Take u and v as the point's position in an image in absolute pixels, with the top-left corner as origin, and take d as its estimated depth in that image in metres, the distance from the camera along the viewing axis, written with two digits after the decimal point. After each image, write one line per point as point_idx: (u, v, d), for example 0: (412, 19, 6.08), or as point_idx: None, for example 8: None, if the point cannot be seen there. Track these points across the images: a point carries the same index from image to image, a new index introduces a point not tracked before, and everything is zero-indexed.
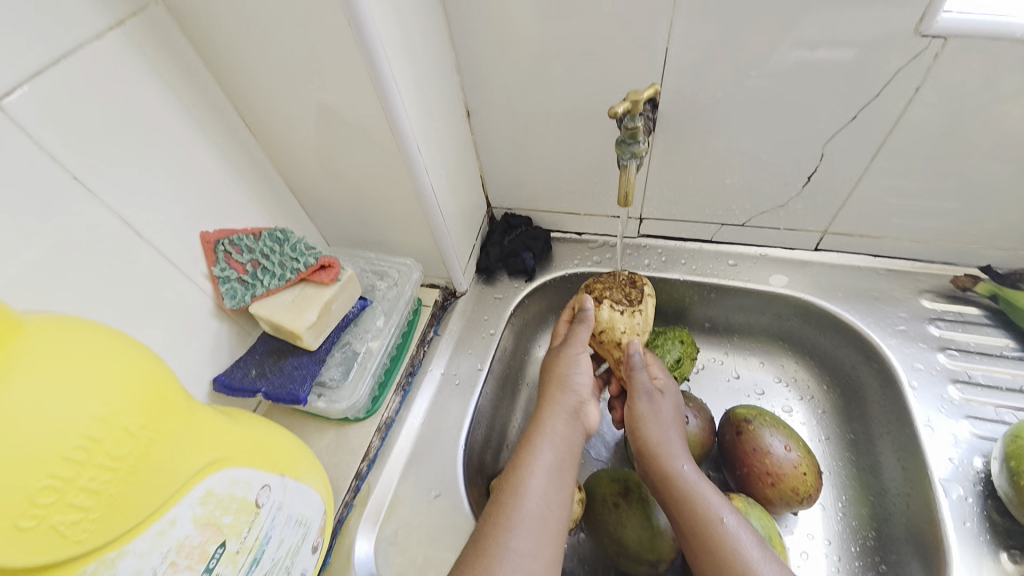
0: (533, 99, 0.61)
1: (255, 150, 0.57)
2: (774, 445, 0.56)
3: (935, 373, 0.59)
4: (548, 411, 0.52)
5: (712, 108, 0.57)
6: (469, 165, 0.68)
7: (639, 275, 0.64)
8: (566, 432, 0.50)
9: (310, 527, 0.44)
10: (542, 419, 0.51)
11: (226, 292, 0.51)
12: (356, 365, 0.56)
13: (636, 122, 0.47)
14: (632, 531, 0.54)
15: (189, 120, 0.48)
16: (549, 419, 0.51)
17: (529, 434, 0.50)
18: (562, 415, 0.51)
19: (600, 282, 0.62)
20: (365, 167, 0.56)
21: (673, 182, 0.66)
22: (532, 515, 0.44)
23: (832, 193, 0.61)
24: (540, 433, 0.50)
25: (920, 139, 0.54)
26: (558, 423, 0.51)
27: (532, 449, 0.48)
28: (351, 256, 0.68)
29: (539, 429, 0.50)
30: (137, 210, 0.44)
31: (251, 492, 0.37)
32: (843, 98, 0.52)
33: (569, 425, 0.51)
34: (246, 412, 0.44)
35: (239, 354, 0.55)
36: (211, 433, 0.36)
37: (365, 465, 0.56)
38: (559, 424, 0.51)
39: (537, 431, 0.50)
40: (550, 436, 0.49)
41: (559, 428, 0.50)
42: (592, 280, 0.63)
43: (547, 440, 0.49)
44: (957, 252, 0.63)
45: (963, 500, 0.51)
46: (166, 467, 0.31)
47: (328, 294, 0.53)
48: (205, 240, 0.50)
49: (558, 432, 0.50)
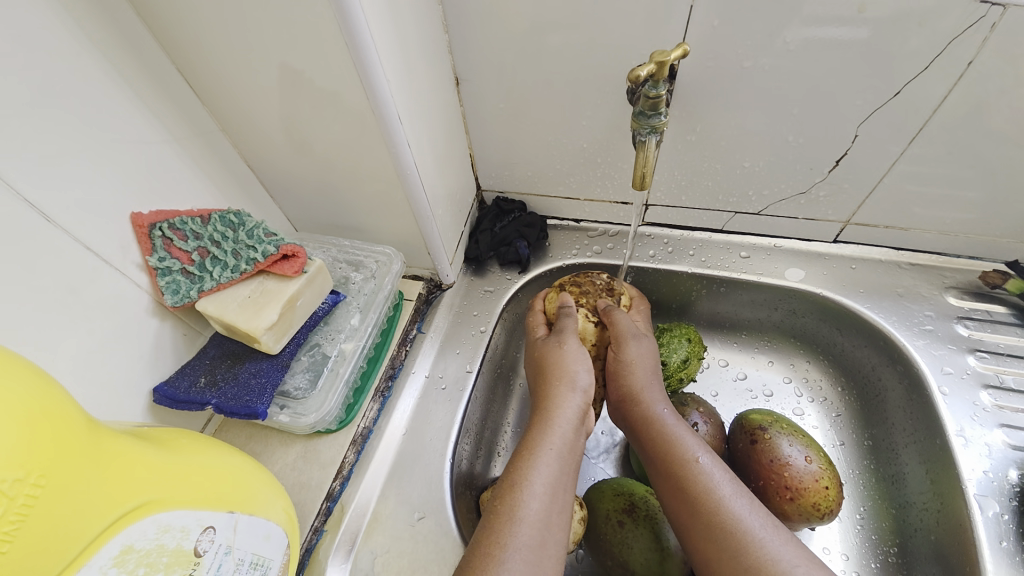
0: (531, 65, 0.52)
1: (202, 117, 0.47)
2: (792, 456, 0.51)
3: (966, 377, 0.55)
4: (552, 413, 0.45)
5: (736, 81, 0.49)
6: (457, 141, 0.60)
7: (618, 285, 0.60)
8: (569, 437, 0.44)
9: (270, 568, 0.36)
10: (544, 423, 0.45)
11: (166, 287, 0.43)
12: (326, 371, 0.48)
13: (659, 89, 0.41)
14: (639, 553, 0.48)
15: (113, 77, 0.39)
16: (552, 425, 0.44)
17: (528, 441, 0.43)
18: (567, 420, 0.45)
19: (579, 283, 0.58)
20: (336, 140, 0.48)
21: (686, 164, 0.59)
22: (531, 544, 0.37)
23: (861, 180, 0.55)
24: (541, 441, 0.43)
25: (967, 121, 0.48)
26: (564, 429, 0.44)
27: (531, 460, 0.42)
28: (321, 244, 0.59)
29: (541, 436, 0.43)
30: (39, 186, 0.35)
31: (189, 540, 0.30)
32: (887, 71, 0.46)
33: (573, 431, 0.45)
34: (185, 435, 0.36)
35: (185, 359, 0.48)
36: (127, 473, 0.28)
37: (338, 483, 0.50)
38: (564, 430, 0.44)
39: (537, 438, 0.43)
40: (552, 444, 0.43)
41: (561, 432, 0.44)
42: (569, 279, 0.60)
43: (549, 449, 0.42)
44: (986, 246, 0.59)
45: (998, 519, 0.48)
46: (66, 524, 0.24)
47: (292, 290, 0.45)
48: (137, 222, 0.42)
49: (564, 440, 0.44)
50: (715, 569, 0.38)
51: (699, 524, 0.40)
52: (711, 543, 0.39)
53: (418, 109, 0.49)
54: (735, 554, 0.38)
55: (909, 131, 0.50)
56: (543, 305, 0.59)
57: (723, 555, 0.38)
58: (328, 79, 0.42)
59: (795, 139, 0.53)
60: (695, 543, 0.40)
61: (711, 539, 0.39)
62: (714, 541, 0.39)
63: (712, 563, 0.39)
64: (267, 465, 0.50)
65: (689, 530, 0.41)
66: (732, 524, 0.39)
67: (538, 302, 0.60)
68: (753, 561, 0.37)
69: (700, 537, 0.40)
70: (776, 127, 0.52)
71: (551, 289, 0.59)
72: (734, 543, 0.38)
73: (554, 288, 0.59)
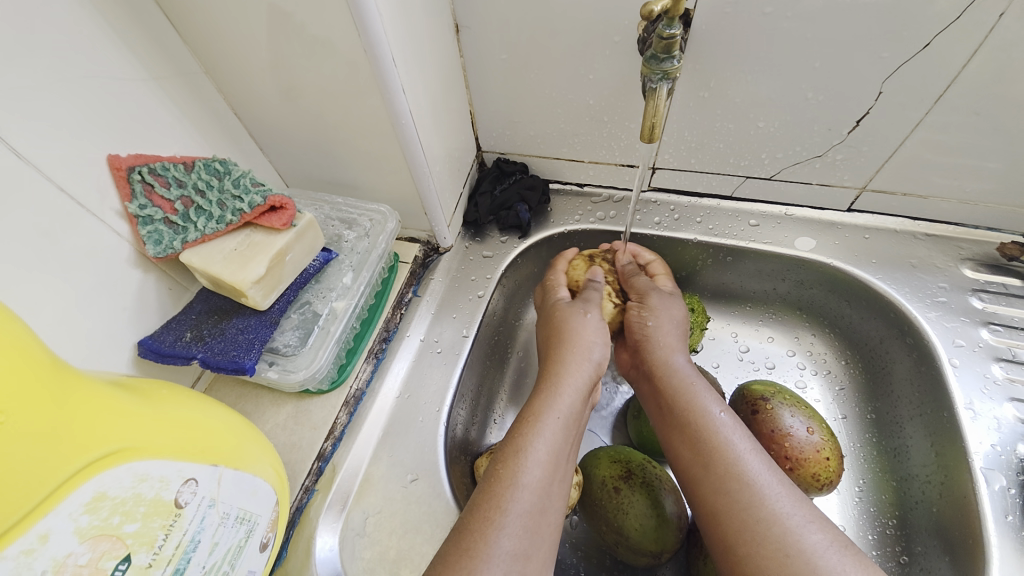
0: (536, 11, 0.49)
1: (183, 57, 0.44)
2: (794, 427, 0.50)
3: (977, 350, 0.53)
4: (559, 380, 0.44)
5: (755, 32, 0.46)
6: (456, 95, 0.56)
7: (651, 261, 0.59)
8: (575, 405, 0.43)
9: (258, 523, 0.36)
10: (551, 390, 0.43)
11: (148, 237, 0.41)
12: (317, 329, 0.47)
13: (674, 29, 0.38)
14: (635, 519, 0.47)
15: (84, 5, 0.36)
16: (559, 392, 0.43)
17: (531, 409, 0.42)
18: (575, 389, 0.44)
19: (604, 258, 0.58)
20: (327, 87, 0.45)
21: (697, 124, 0.55)
22: (530, 511, 0.36)
23: (882, 143, 0.52)
24: (547, 407, 0.42)
25: (1001, 82, 0.44)
26: (570, 398, 0.43)
27: (535, 427, 0.40)
28: (313, 201, 0.57)
29: (546, 403, 0.42)
30: (1, 115, 0.32)
31: (169, 490, 0.29)
32: (921, 23, 0.42)
33: (579, 400, 0.43)
34: (168, 386, 0.35)
35: (172, 314, 0.46)
36: (101, 418, 0.28)
37: (329, 444, 0.49)
38: (571, 396, 0.43)
39: (542, 405, 0.42)
40: (558, 411, 0.41)
41: (567, 399, 0.43)
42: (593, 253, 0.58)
43: (554, 417, 0.41)
44: (1006, 216, 0.56)
45: (1005, 493, 0.47)
46: (26, 470, 0.23)
47: (280, 243, 0.43)
48: (115, 165, 0.39)
49: (570, 408, 0.42)
50: (723, 521, 0.38)
51: (714, 479, 0.40)
52: (723, 496, 0.39)
53: (416, 53, 0.45)
54: (750, 506, 0.38)
55: (933, 93, 0.47)
56: (566, 268, 0.57)
57: (736, 509, 0.38)
58: (316, 16, 0.39)
59: (816, 96, 0.50)
60: (705, 497, 0.40)
61: (725, 491, 0.39)
62: (728, 494, 0.39)
63: (723, 516, 0.38)
64: (258, 423, 0.50)
65: (701, 481, 0.41)
66: (746, 479, 0.39)
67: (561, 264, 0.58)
68: (766, 516, 0.37)
69: (711, 489, 0.40)
70: (795, 82, 0.49)
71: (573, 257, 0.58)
72: (748, 497, 0.38)
73: (582, 257, 0.57)
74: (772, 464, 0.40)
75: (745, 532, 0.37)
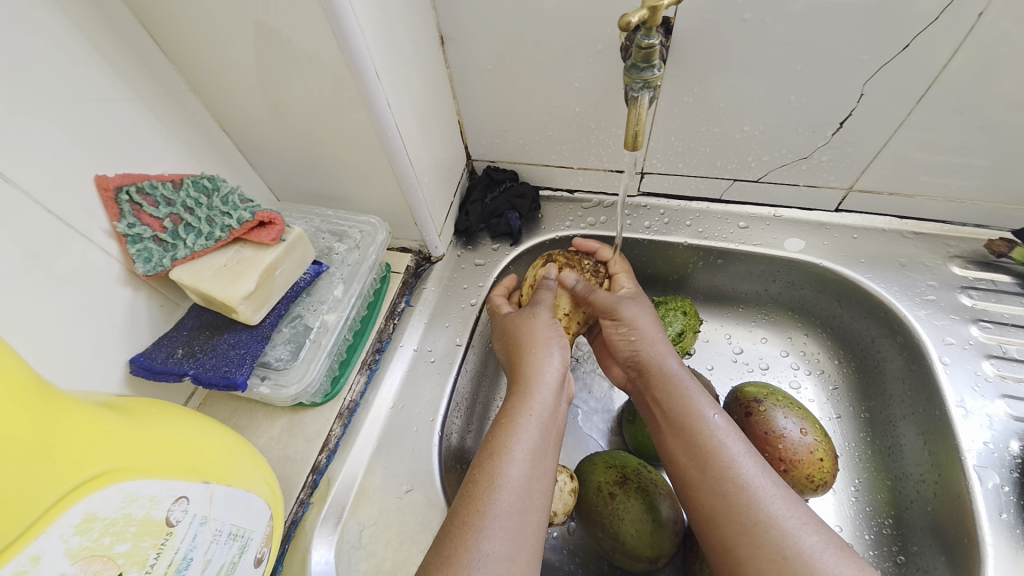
0: (520, 22, 0.49)
1: (170, 76, 0.45)
2: (787, 428, 0.50)
3: (968, 348, 0.54)
4: (532, 380, 0.44)
5: (736, 39, 0.46)
6: (443, 105, 0.57)
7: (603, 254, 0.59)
8: (549, 404, 0.43)
9: (251, 539, 0.36)
10: (524, 390, 0.44)
11: (137, 255, 0.41)
12: (309, 343, 0.47)
13: (652, 38, 0.39)
14: (630, 524, 0.47)
15: (70, 28, 0.36)
16: (532, 391, 0.43)
17: (507, 411, 0.42)
18: (546, 388, 0.44)
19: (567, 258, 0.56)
20: (313, 102, 0.45)
21: (683, 129, 0.56)
22: (512, 511, 0.36)
23: (866, 144, 0.53)
24: (521, 408, 0.42)
25: (979, 82, 0.45)
26: (543, 397, 0.43)
27: (511, 429, 0.40)
28: (303, 214, 0.57)
29: (521, 404, 0.42)
30: None
31: (159, 509, 0.29)
32: (897, 26, 0.43)
33: (551, 398, 0.44)
34: (158, 405, 0.35)
35: (163, 331, 0.46)
36: (90, 439, 0.28)
37: (323, 456, 0.49)
38: (545, 395, 0.43)
39: (516, 406, 0.42)
40: (535, 412, 0.42)
41: (540, 400, 0.43)
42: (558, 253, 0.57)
43: (529, 417, 0.41)
44: (992, 213, 0.56)
45: (998, 490, 0.47)
46: (16, 492, 0.24)
47: (269, 258, 0.43)
48: (103, 185, 0.40)
49: (545, 407, 0.43)
50: (721, 525, 0.39)
51: (710, 482, 0.40)
52: (721, 499, 0.39)
53: (401, 66, 0.46)
54: (747, 508, 0.38)
55: (914, 93, 0.47)
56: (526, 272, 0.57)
57: (734, 511, 0.38)
58: (301, 34, 0.39)
59: (799, 99, 0.50)
60: (702, 501, 0.40)
61: (722, 493, 0.39)
62: (725, 497, 0.39)
63: (722, 519, 0.39)
64: (252, 438, 0.50)
65: (696, 485, 0.41)
66: (741, 481, 0.39)
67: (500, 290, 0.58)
68: (764, 519, 0.37)
69: (708, 493, 0.40)
70: (778, 86, 0.49)
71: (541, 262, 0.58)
72: (746, 499, 0.38)
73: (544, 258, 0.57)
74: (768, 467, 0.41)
75: (744, 534, 0.37)
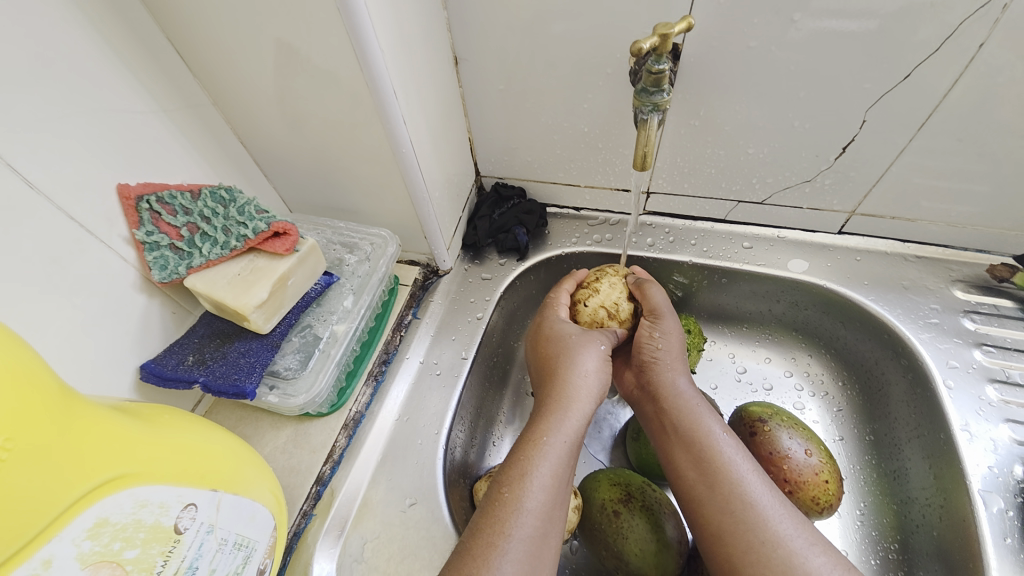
0: (533, 46, 0.51)
1: (193, 89, 0.46)
2: (792, 448, 0.50)
3: (972, 371, 0.54)
4: (565, 403, 0.43)
5: (739, 66, 0.48)
6: (456, 123, 0.58)
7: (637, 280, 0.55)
8: (580, 427, 0.43)
9: (255, 549, 0.36)
10: (556, 411, 0.43)
11: (154, 262, 0.42)
12: (317, 352, 0.47)
13: (662, 64, 0.40)
14: (634, 543, 0.47)
15: (99, 44, 0.38)
16: (566, 414, 0.43)
17: (535, 431, 0.42)
18: (581, 413, 0.43)
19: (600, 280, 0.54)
20: (330, 117, 0.47)
21: (689, 151, 0.57)
22: (533, 535, 0.36)
23: (867, 169, 0.54)
24: (553, 429, 0.42)
25: (975, 113, 0.46)
26: (575, 421, 0.43)
27: (540, 451, 0.40)
28: (315, 226, 0.58)
29: (552, 425, 0.42)
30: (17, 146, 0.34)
31: (168, 515, 0.30)
32: (895, 58, 0.44)
33: (584, 422, 0.43)
34: (169, 411, 0.36)
35: (175, 337, 0.47)
36: (104, 442, 0.28)
37: (327, 468, 0.49)
38: (577, 420, 0.43)
39: (547, 426, 0.42)
40: (563, 435, 0.41)
41: (572, 422, 0.42)
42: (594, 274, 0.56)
43: (560, 440, 0.41)
44: (993, 239, 0.57)
45: (1003, 515, 0.47)
46: (33, 495, 0.24)
47: (283, 268, 0.44)
48: (124, 194, 0.41)
49: (575, 431, 0.42)
50: (729, 541, 0.38)
51: (718, 499, 0.40)
52: (728, 515, 0.39)
53: (416, 85, 0.47)
54: (754, 526, 0.38)
55: (915, 120, 0.48)
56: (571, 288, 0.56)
57: (740, 528, 0.38)
58: (323, 53, 0.41)
59: (802, 124, 0.51)
60: (710, 517, 0.40)
61: (729, 511, 0.39)
62: (733, 514, 0.39)
63: (729, 536, 0.39)
64: (256, 448, 0.50)
65: (704, 503, 0.41)
66: (750, 498, 0.39)
67: (567, 283, 0.56)
68: (770, 537, 0.37)
69: (714, 510, 0.40)
70: (781, 110, 0.51)
71: (607, 271, 0.55)
72: (753, 517, 0.38)
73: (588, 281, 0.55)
74: (773, 484, 0.41)
75: (751, 552, 0.37)
